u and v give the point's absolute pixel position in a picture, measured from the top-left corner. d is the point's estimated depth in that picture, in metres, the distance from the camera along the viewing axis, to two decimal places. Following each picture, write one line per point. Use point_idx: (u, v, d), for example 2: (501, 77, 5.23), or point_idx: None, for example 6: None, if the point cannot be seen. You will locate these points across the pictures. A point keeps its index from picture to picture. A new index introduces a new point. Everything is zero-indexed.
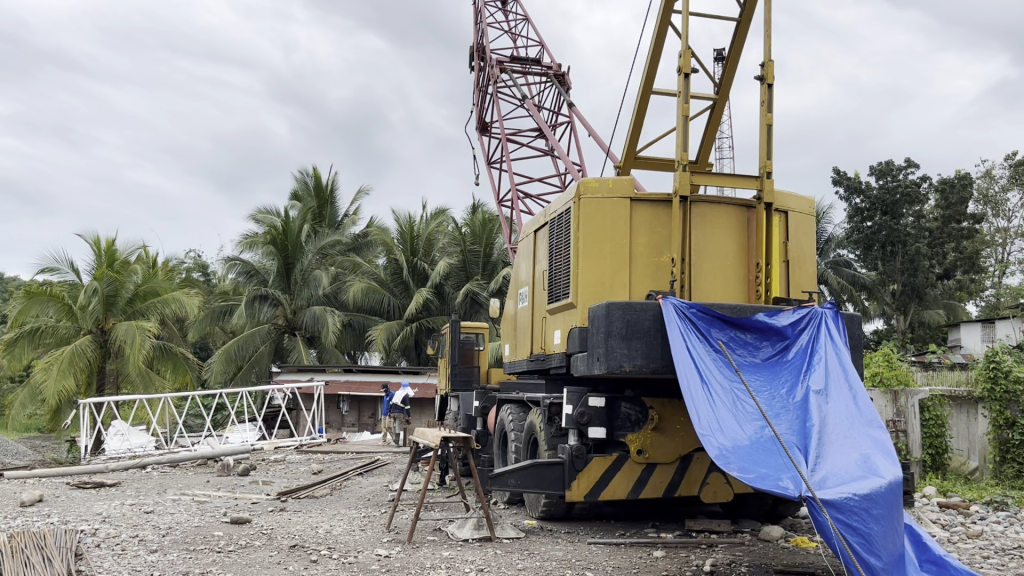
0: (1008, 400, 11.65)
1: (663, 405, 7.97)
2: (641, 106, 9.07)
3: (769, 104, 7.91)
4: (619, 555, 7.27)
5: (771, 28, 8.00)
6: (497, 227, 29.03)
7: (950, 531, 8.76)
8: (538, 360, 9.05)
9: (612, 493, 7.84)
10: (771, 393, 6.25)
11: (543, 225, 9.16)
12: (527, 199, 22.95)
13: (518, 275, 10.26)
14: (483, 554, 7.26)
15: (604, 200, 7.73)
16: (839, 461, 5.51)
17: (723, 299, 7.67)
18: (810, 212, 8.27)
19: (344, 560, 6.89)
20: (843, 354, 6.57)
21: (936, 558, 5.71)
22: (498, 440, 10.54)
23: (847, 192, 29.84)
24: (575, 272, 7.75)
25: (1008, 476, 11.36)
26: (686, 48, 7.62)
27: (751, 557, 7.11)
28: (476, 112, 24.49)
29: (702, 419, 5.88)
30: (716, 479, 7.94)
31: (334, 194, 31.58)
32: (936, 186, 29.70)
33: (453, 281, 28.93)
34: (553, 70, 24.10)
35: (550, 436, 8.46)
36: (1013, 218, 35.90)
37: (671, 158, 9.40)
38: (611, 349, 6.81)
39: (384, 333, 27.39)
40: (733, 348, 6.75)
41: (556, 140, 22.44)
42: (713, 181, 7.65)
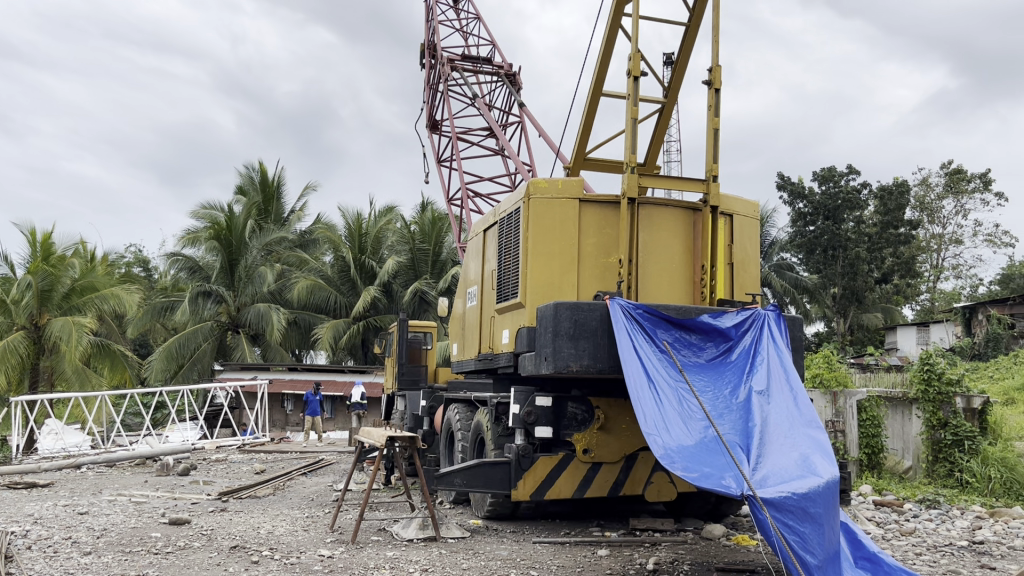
0: (941, 401, 11.98)
1: (609, 404, 8.03)
2: (591, 108, 9.12)
3: (716, 109, 8.03)
4: (564, 554, 7.29)
5: (719, 34, 8.12)
6: (447, 226, 28.91)
7: (884, 528, 9.02)
8: (485, 360, 9.05)
9: (556, 493, 7.87)
10: (715, 394, 6.34)
11: (492, 224, 9.17)
12: (477, 199, 22.85)
13: (466, 274, 10.27)
14: (427, 554, 7.22)
15: (553, 200, 7.76)
16: (780, 461, 5.61)
17: (669, 301, 7.76)
18: (754, 216, 8.41)
19: (286, 561, 6.81)
20: (784, 356, 6.69)
21: (870, 555, 5.85)
22: (444, 439, 10.52)
23: (790, 197, 30.46)
24: (523, 271, 7.75)
25: (940, 475, 11.74)
26: (635, 51, 7.69)
27: (693, 555, 7.21)
28: (426, 110, 24.35)
29: (648, 419, 5.93)
30: (660, 478, 8.04)
31: (280, 190, 31.17)
32: (875, 193, 30.39)
33: (401, 279, 28.76)
34: (504, 70, 24.09)
35: (496, 435, 8.48)
36: (947, 225, 37.07)
37: (620, 160, 9.48)
38: (558, 349, 6.84)
39: (331, 332, 27.07)
40: (677, 348, 6.84)
41: (506, 140, 22.43)
42: (660, 183, 7.73)
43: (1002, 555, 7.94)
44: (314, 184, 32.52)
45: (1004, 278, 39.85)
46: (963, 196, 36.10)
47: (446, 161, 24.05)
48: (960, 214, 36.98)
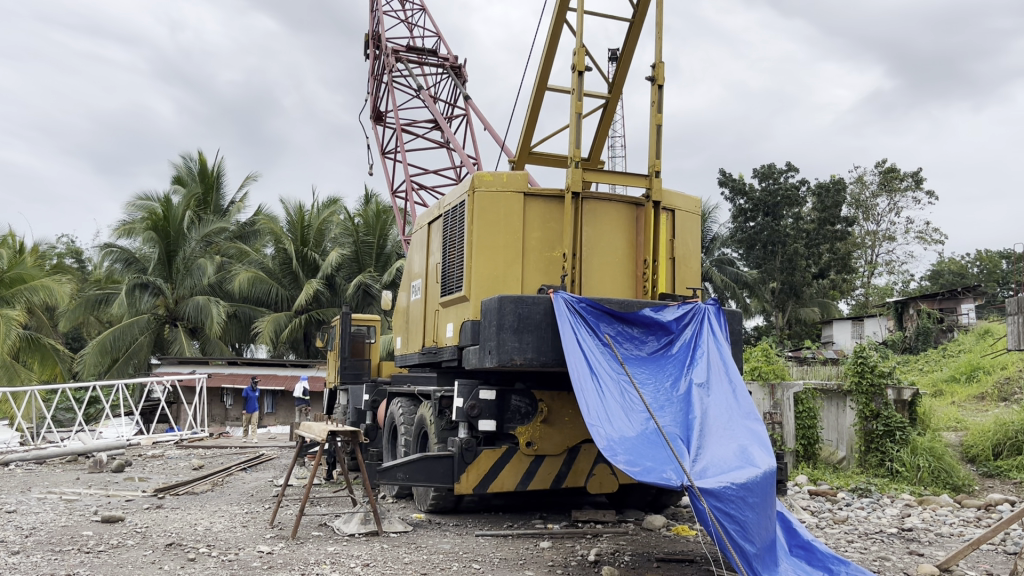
0: (873, 393, 12.33)
1: (553, 397, 8.08)
2: (536, 102, 9.13)
3: (659, 105, 8.11)
4: (506, 547, 7.31)
5: (661, 31, 8.20)
6: (392, 219, 28.69)
7: (819, 517, 9.26)
8: (430, 353, 9.00)
9: (499, 487, 7.89)
10: (656, 386, 6.44)
11: (437, 217, 9.13)
12: (422, 191, 22.70)
13: (411, 267, 10.21)
14: (368, 549, 7.17)
15: (497, 193, 7.75)
16: (718, 452, 5.70)
17: (612, 295, 7.82)
18: (694, 211, 8.53)
19: (224, 558, 6.69)
20: (723, 349, 6.81)
21: (804, 543, 6.00)
22: (387, 433, 10.45)
23: (731, 193, 30.99)
24: (468, 265, 7.73)
25: (872, 464, 12.08)
26: (580, 46, 7.72)
27: (634, 546, 7.30)
28: (370, 101, 24.10)
29: (591, 411, 5.97)
30: (602, 470, 8.10)
31: (220, 180, 30.60)
32: (813, 190, 31.05)
33: (344, 272, 28.47)
34: (449, 62, 23.96)
35: (440, 429, 8.45)
36: (880, 222, 38.12)
37: (565, 155, 9.52)
38: (502, 342, 6.84)
39: (271, 325, 26.69)
40: (619, 341, 6.91)
41: (452, 132, 22.33)
42: (605, 178, 7.78)
43: (929, 541, 8.22)
44: (255, 176, 32.01)
45: (934, 274, 41.20)
46: (896, 194, 37.16)
47: (391, 153, 23.84)
48: (894, 212, 38.07)
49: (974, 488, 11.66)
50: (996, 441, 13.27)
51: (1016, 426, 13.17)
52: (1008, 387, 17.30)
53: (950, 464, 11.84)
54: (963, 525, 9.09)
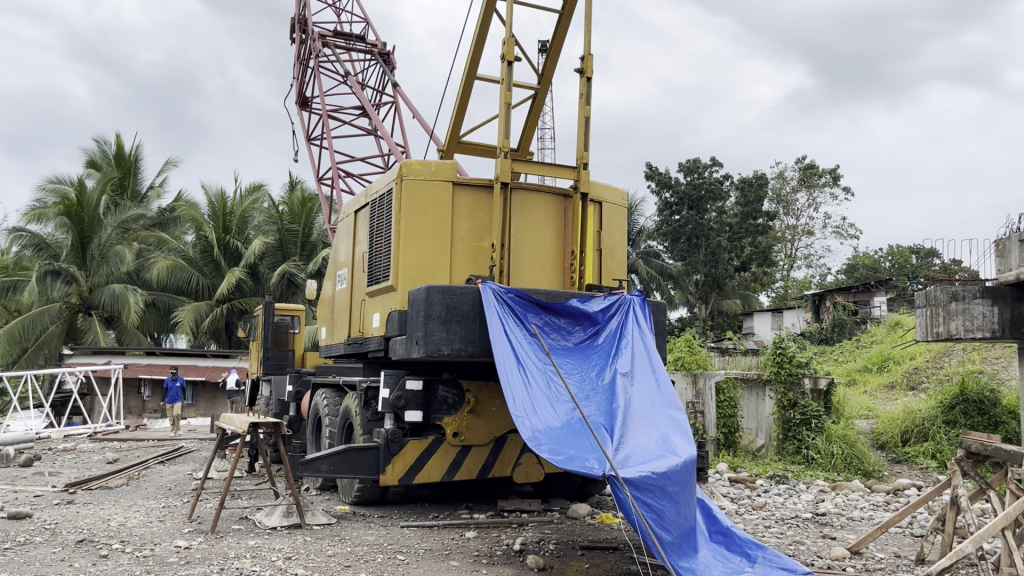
0: (791, 382, 12.71)
1: (479, 388, 8.10)
2: (465, 91, 9.09)
3: (587, 97, 8.16)
4: (432, 537, 7.30)
5: (591, 24, 8.25)
6: (317, 207, 28.21)
7: (738, 503, 9.52)
8: (356, 344, 8.90)
9: (425, 477, 7.84)
10: (582, 376, 6.49)
11: (363, 205, 9.01)
12: (348, 178, 22.36)
13: (336, 256, 10.08)
14: (290, 542, 7.06)
15: (426, 182, 7.68)
16: (641, 441, 5.79)
17: (540, 286, 7.85)
18: (621, 204, 8.62)
19: (139, 554, 6.50)
20: (647, 339, 6.92)
21: (724, 529, 6.14)
22: (311, 425, 10.29)
23: (657, 187, 31.47)
24: (395, 254, 7.66)
25: (789, 452, 12.46)
26: (509, 35, 7.70)
27: (559, 535, 7.36)
28: (296, 86, 23.62)
29: (517, 401, 5.99)
30: (528, 460, 8.16)
31: (138, 165, 29.64)
32: (736, 184, 31.75)
33: (268, 261, 27.91)
34: (377, 48, 23.64)
35: (365, 420, 8.35)
36: (800, 217, 39.25)
37: (494, 145, 9.50)
38: (430, 332, 6.80)
39: (191, 314, 26.02)
40: (546, 332, 6.94)
41: (380, 120, 22.05)
42: (534, 169, 7.79)
43: (842, 525, 8.53)
44: (175, 161, 31.11)
45: (849, 268, 42.66)
46: (815, 190, 38.33)
47: (316, 139, 23.41)
48: (812, 207, 39.26)
49: (883, 473, 12.15)
50: (904, 428, 13.85)
51: (923, 414, 13.77)
52: (916, 376, 18.07)
53: (862, 451, 12.31)
54: (873, 509, 9.47)
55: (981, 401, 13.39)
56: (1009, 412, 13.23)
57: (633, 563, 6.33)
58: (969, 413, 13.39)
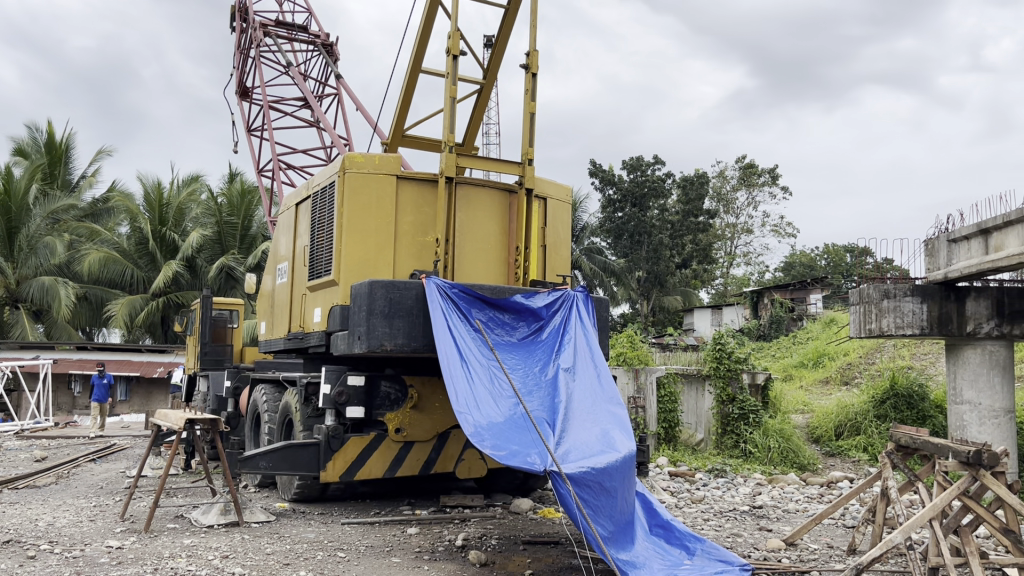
0: (729, 377, 12.94)
1: (422, 383, 8.04)
2: (410, 84, 9.01)
3: (532, 93, 8.17)
4: (373, 534, 7.23)
5: (536, 20, 8.25)
6: (257, 199, 27.69)
7: (677, 497, 9.66)
8: (296, 339, 8.76)
9: (366, 474, 7.78)
10: (525, 371, 6.51)
11: (305, 198, 8.88)
12: (289, 170, 22.01)
13: (276, 249, 9.91)
14: (227, 540, 6.91)
15: (369, 175, 7.59)
16: (582, 436, 5.82)
17: (485, 280, 7.85)
18: (565, 200, 8.65)
19: (69, 554, 6.29)
20: (590, 335, 6.97)
21: (664, 523, 6.21)
22: (250, 421, 10.11)
23: (601, 184, 31.70)
24: (337, 247, 7.55)
25: (728, 446, 12.68)
26: (455, 30, 7.66)
27: (501, 530, 7.37)
28: (236, 76, 23.13)
29: (460, 397, 5.97)
30: (471, 456, 8.16)
31: (69, 154, 28.73)
32: (678, 182, 32.15)
33: (206, 254, 27.31)
34: (320, 39, 23.30)
35: (305, 416, 8.22)
36: (739, 215, 39.98)
37: (438, 139, 9.45)
38: (372, 328, 6.72)
39: (125, 308, 25.37)
40: (491, 327, 6.92)
41: (322, 112, 21.75)
42: (478, 164, 7.76)
43: (777, 517, 8.73)
44: (109, 150, 30.24)
45: (786, 266, 43.63)
46: (754, 189, 39.07)
47: (257, 130, 22.95)
48: (751, 206, 40.00)
49: (817, 466, 12.49)
50: (838, 422, 14.24)
51: (856, 408, 14.17)
52: (849, 371, 18.59)
53: (797, 445, 12.63)
54: (807, 502, 9.71)
55: (910, 395, 13.81)
56: (936, 407, 13.70)
57: (575, 557, 6.37)
58: (900, 408, 13.81)
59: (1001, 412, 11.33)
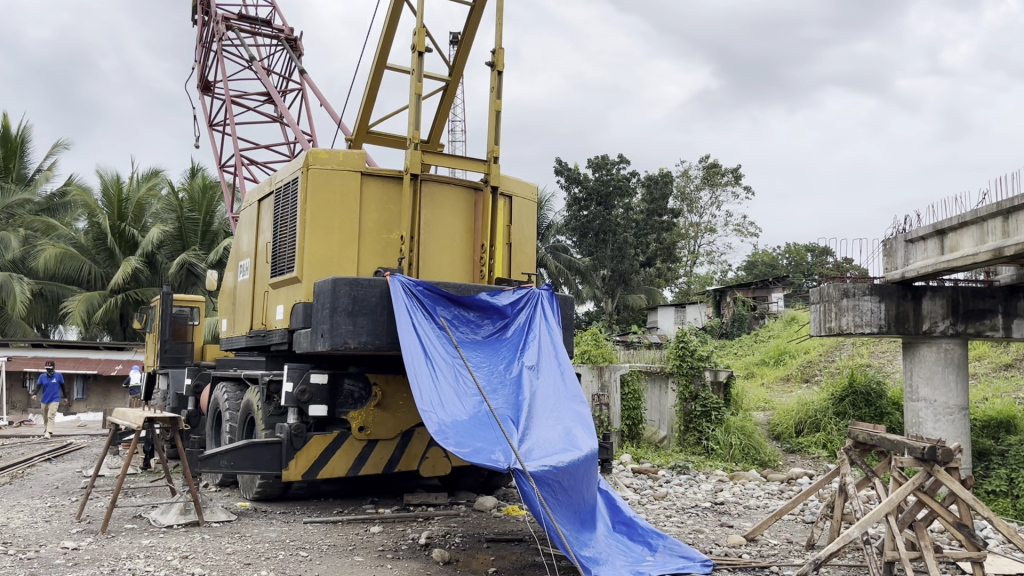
0: (692, 374, 13.05)
1: (386, 381, 8.00)
2: (375, 80, 8.95)
3: (498, 91, 8.16)
4: (335, 533, 7.18)
5: (502, 17, 8.25)
6: (219, 195, 27.31)
7: (640, 494, 9.74)
8: (258, 336, 8.67)
9: (329, 472, 7.73)
10: (490, 369, 6.51)
11: (267, 194, 8.79)
12: (251, 166, 21.74)
13: (238, 246, 9.81)
14: (187, 540, 6.83)
15: (333, 172, 7.54)
16: (545, 434, 5.84)
17: (450, 278, 7.83)
18: (531, 198, 8.66)
19: (23, 556, 6.16)
20: (555, 333, 6.99)
21: (626, 519, 6.26)
22: (211, 420, 9.98)
23: (567, 182, 31.78)
24: (300, 244, 7.49)
25: (690, 443, 12.79)
26: (420, 26, 7.63)
27: (464, 528, 7.37)
28: (198, 70, 22.81)
29: (424, 395, 5.95)
30: (435, 454, 8.14)
31: (25, 147, 28.13)
32: (643, 181, 32.33)
33: (166, 250, 26.93)
34: (284, 34, 23.05)
35: (267, 415, 8.13)
36: (703, 215, 40.35)
37: (403, 136, 9.40)
38: (335, 325, 6.68)
39: (82, 305, 24.93)
40: (455, 325, 6.91)
41: (286, 107, 21.52)
42: (443, 161, 7.75)
43: (738, 513, 8.84)
44: (67, 144, 29.68)
45: (748, 265, 44.13)
46: (717, 188, 39.46)
47: (219, 125, 22.64)
48: (715, 205, 40.39)
49: (778, 463, 12.68)
50: (798, 420, 14.46)
51: (816, 405, 14.40)
52: (810, 369, 18.86)
53: (758, 442, 12.82)
54: (768, 498, 9.85)
55: (868, 393, 14.05)
56: (894, 404, 13.95)
57: (538, 554, 6.39)
58: (858, 405, 14.04)
59: (955, 408, 11.57)
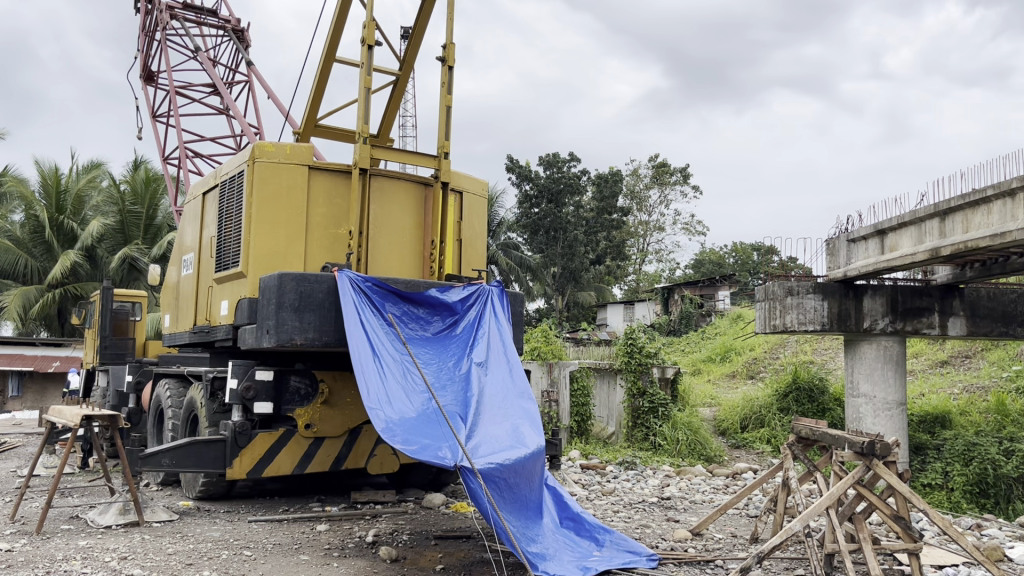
0: (641, 371, 13.18)
1: (333, 378, 7.93)
2: (323, 73, 8.84)
3: (449, 86, 8.12)
4: (280, 532, 7.09)
5: (453, 12, 8.21)
6: (163, 188, 26.72)
7: (588, 489, 9.80)
8: (201, 332, 8.51)
9: (274, 470, 7.62)
10: (439, 365, 6.48)
11: (212, 187, 8.63)
12: (197, 158, 21.31)
13: (182, 240, 9.60)
14: (126, 541, 6.67)
15: (279, 165, 7.43)
16: (493, 430, 5.84)
17: (399, 274, 7.77)
18: (481, 194, 8.64)
19: None
20: (504, 331, 7.00)
21: (573, 515, 6.29)
22: (152, 418, 9.76)
23: (518, 179, 31.82)
24: (245, 239, 7.35)
25: (638, 438, 12.91)
26: (370, 19, 7.55)
27: (413, 525, 7.33)
28: (140, 59, 22.29)
29: (371, 392, 5.89)
30: (383, 451, 8.08)
31: None
32: (593, 179, 32.51)
33: (108, 244, 26.31)
34: (231, 24, 22.65)
35: (211, 412, 7.99)
36: (652, 213, 40.76)
37: (352, 130, 9.31)
38: (281, 321, 6.59)
39: (17, 300, 24.18)
40: (404, 322, 6.86)
41: (232, 99, 21.14)
42: (393, 156, 7.68)
43: (684, 507, 8.95)
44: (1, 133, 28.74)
45: (696, 263, 44.72)
46: (666, 187, 39.89)
47: (163, 116, 22.15)
48: (664, 204, 40.83)
49: (723, 459, 12.89)
50: (743, 416, 14.71)
51: (760, 402, 14.66)
52: (755, 366, 19.19)
53: (704, 437, 13.03)
54: (713, 493, 10.00)
55: (811, 389, 14.34)
56: (835, 400, 14.25)
57: (485, 551, 6.38)
58: (801, 401, 14.33)
59: (893, 404, 11.89)
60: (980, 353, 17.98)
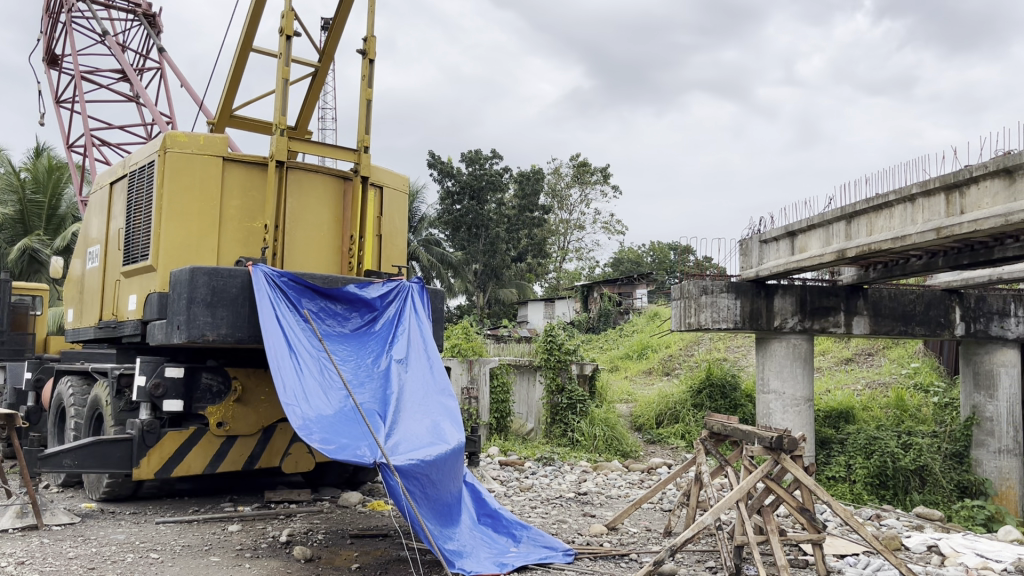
0: (559, 367, 13.34)
1: (246, 375, 7.73)
2: (239, 63, 8.61)
3: (369, 80, 8.02)
4: (190, 533, 6.88)
5: (373, 3, 8.11)
6: (67, 177, 25.76)
7: (506, 485, 9.84)
8: (107, 328, 8.19)
9: (184, 469, 7.40)
10: (356, 363, 6.38)
11: (120, 177, 8.31)
12: (103, 147, 20.52)
13: (87, 231, 9.22)
14: (23, 545, 6.37)
15: (192, 156, 7.20)
16: (412, 428, 5.80)
17: (317, 269, 7.63)
18: (401, 189, 8.56)
19: None
20: (424, 328, 6.96)
21: (491, 511, 6.28)
22: (53, 417, 9.34)
23: (440, 175, 31.67)
24: (154, 232, 7.10)
25: (556, 435, 13.06)
26: (289, 9, 7.38)
27: (328, 524, 7.21)
28: (43, 42, 21.32)
29: (287, 389, 5.76)
30: (298, 450, 7.93)
31: None
32: (515, 177, 32.61)
33: (6, 235, 25.07)
34: (142, 8, 21.87)
35: (117, 410, 7.71)
36: (573, 212, 41.16)
37: (269, 121, 9.11)
38: (192, 317, 6.39)
39: None
40: (321, 318, 6.74)
41: (142, 86, 20.39)
42: (311, 149, 7.54)
43: (600, 503, 9.07)
44: None
45: (615, 262, 45.35)
46: (587, 186, 40.35)
47: (67, 102, 21.26)
48: (584, 203, 41.28)
49: (638, 453, 13.14)
50: (658, 411, 14.99)
51: (675, 398, 14.98)
52: (670, 363, 19.60)
53: (621, 433, 13.25)
54: (629, 487, 10.18)
55: (724, 385, 14.74)
56: (746, 396, 14.70)
57: (402, 549, 6.33)
58: (714, 397, 14.73)
59: (801, 400, 12.33)
60: (881, 351, 18.81)
